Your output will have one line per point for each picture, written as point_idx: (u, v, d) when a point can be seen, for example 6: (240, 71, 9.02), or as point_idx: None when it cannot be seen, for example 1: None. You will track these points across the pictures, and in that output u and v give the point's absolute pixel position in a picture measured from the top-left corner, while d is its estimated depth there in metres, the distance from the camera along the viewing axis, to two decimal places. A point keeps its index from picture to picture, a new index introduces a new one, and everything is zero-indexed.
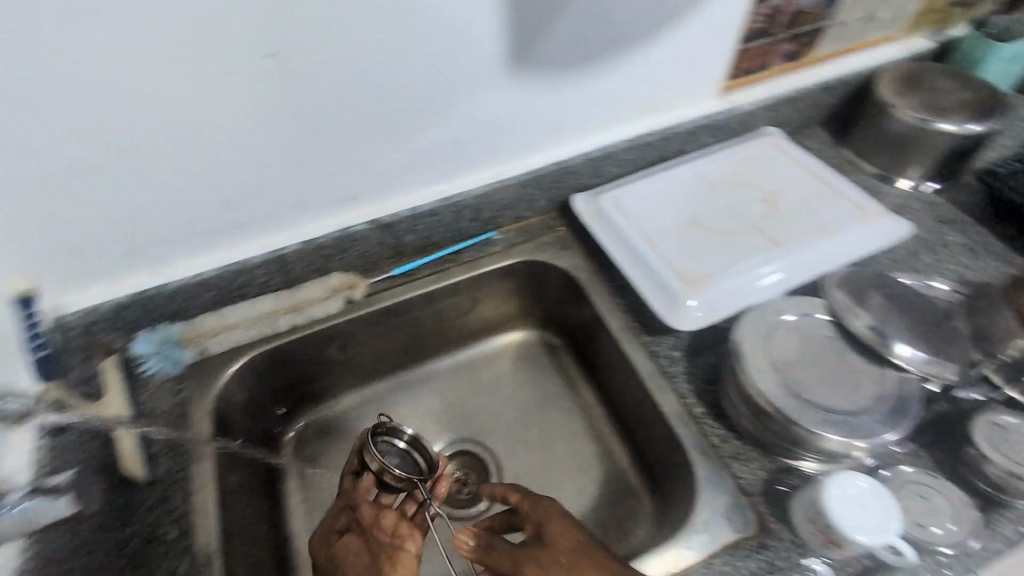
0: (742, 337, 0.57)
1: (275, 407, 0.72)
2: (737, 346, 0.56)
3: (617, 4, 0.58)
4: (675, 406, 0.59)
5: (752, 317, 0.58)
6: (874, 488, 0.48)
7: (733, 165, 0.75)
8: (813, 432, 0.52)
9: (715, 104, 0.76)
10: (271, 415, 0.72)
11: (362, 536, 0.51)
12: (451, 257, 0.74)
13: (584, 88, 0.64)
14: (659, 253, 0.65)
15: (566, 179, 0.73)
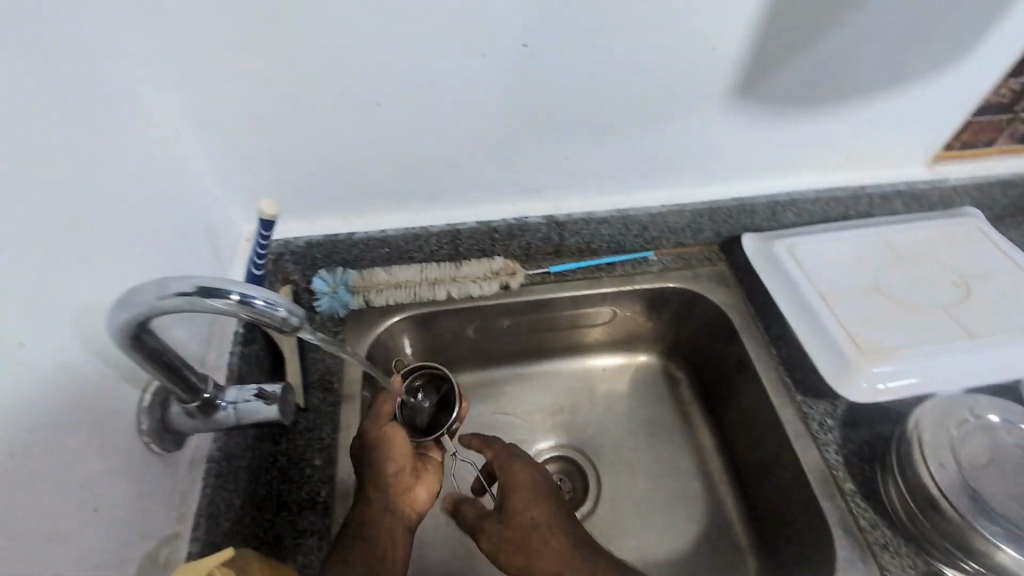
0: (919, 427, 0.54)
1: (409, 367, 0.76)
2: (913, 428, 0.55)
3: (859, 54, 0.56)
4: (823, 476, 0.58)
5: (937, 404, 0.56)
6: None
7: (927, 239, 0.70)
8: (986, 538, 0.49)
9: (918, 170, 0.72)
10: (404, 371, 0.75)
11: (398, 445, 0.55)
12: (605, 267, 0.75)
13: (789, 132, 0.64)
14: (834, 313, 0.63)
15: (740, 216, 0.72)
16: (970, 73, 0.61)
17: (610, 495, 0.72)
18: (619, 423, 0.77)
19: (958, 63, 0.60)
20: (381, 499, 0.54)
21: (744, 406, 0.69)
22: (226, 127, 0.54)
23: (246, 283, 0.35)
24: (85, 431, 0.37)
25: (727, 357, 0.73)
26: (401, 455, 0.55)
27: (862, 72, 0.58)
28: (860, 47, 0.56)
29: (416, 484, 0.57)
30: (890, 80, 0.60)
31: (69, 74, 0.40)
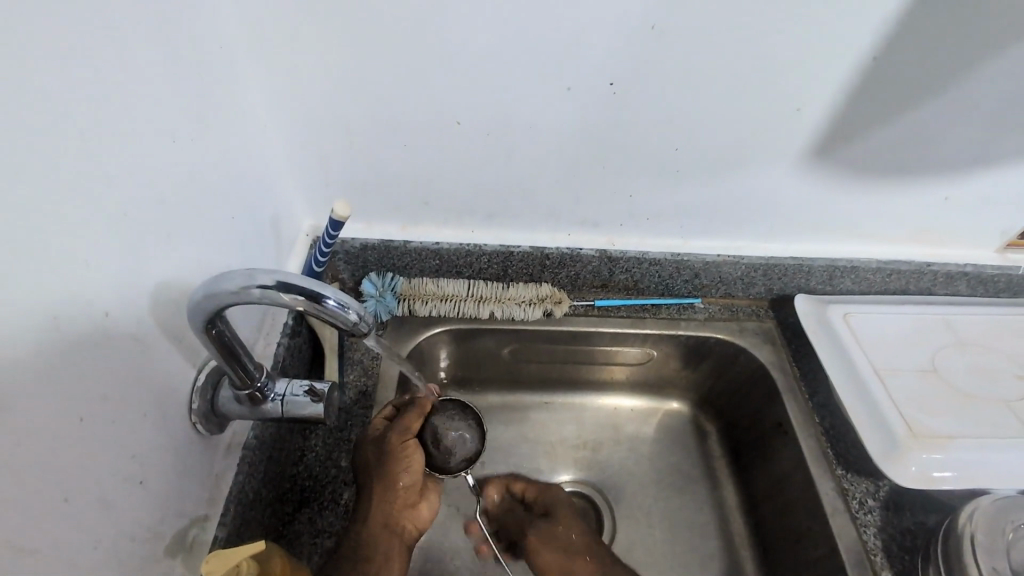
0: (972, 524, 0.52)
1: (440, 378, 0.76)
2: (961, 526, 0.53)
3: (943, 134, 0.56)
4: (858, 557, 0.56)
5: (992, 504, 0.53)
6: None
7: (988, 326, 0.68)
8: None
9: (988, 256, 0.70)
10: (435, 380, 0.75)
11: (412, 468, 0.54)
12: (650, 307, 0.74)
13: (860, 199, 0.63)
14: (883, 389, 0.61)
15: (796, 276, 0.70)
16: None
17: (624, 539, 0.69)
18: (644, 467, 0.75)
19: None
20: (382, 505, 0.52)
21: (778, 470, 0.67)
22: (310, 126, 0.57)
23: (325, 284, 0.36)
24: (144, 404, 0.39)
25: (765, 417, 0.70)
26: (415, 471, 0.54)
27: (944, 150, 0.58)
28: (947, 124, 0.56)
29: (420, 503, 0.55)
30: (972, 160, 0.59)
31: (185, 62, 0.42)
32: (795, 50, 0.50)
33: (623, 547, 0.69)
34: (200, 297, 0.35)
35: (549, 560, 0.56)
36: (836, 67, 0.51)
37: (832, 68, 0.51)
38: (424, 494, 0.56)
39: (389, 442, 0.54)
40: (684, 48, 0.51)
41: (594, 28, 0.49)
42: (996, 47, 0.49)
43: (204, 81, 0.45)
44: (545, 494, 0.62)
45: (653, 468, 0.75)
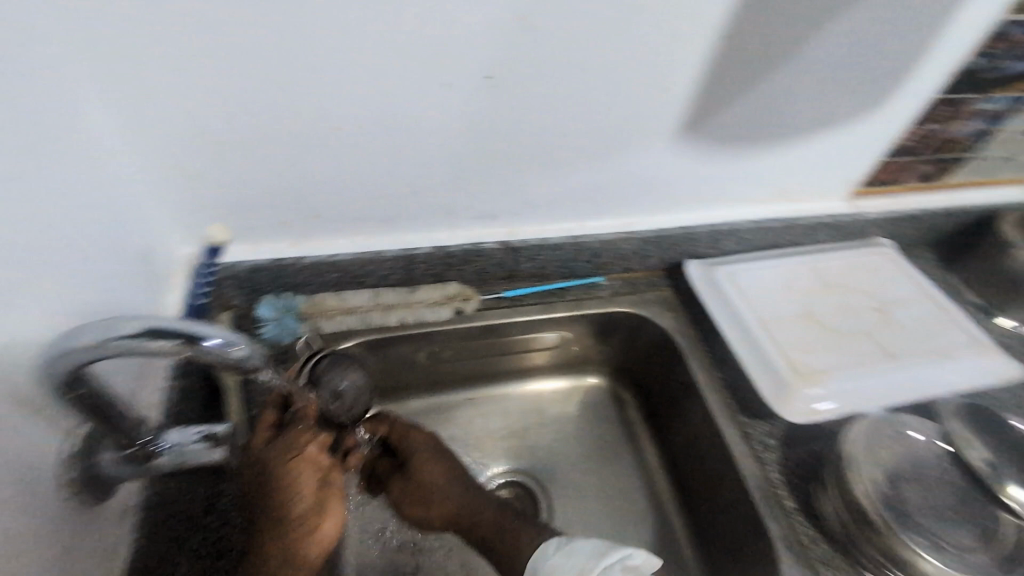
0: (850, 447, 0.59)
1: None
2: (841, 454, 0.59)
3: (798, 98, 0.62)
4: (767, 494, 0.60)
5: (862, 427, 0.60)
6: None
7: (846, 265, 0.77)
8: (903, 546, 0.54)
9: (843, 204, 0.79)
10: None
11: (306, 478, 0.49)
12: (558, 292, 0.76)
13: (729, 167, 0.69)
14: (769, 337, 0.67)
15: (685, 243, 0.76)
16: (882, 121, 0.69)
17: (560, 522, 0.71)
18: (569, 445, 0.78)
19: (872, 113, 0.67)
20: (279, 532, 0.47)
21: (689, 427, 0.72)
22: (173, 143, 0.51)
23: (207, 323, 0.34)
24: (8, 485, 0.33)
25: (673, 379, 0.75)
26: (305, 490, 0.48)
27: (796, 115, 0.64)
28: (792, 93, 0.61)
29: (321, 524, 0.49)
30: (815, 123, 0.66)
31: (9, 79, 0.36)
32: (660, 29, 0.53)
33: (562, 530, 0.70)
34: (52, 356, 0.31)
35: (416, 513, 0.62)
36: (700, 44, 0.55)
37: (695, 44, 0.55)
38: (322, 513, 0.49)
39: (270, 460, 0.48)
40: (561, 31, 0.51)
41: (473, 21, 0.49)
42: (827, 19, 0.56)
43: (34, 100, 0.39)
44: (401, 438, 0.64)
45: (579, 448, 0.78)
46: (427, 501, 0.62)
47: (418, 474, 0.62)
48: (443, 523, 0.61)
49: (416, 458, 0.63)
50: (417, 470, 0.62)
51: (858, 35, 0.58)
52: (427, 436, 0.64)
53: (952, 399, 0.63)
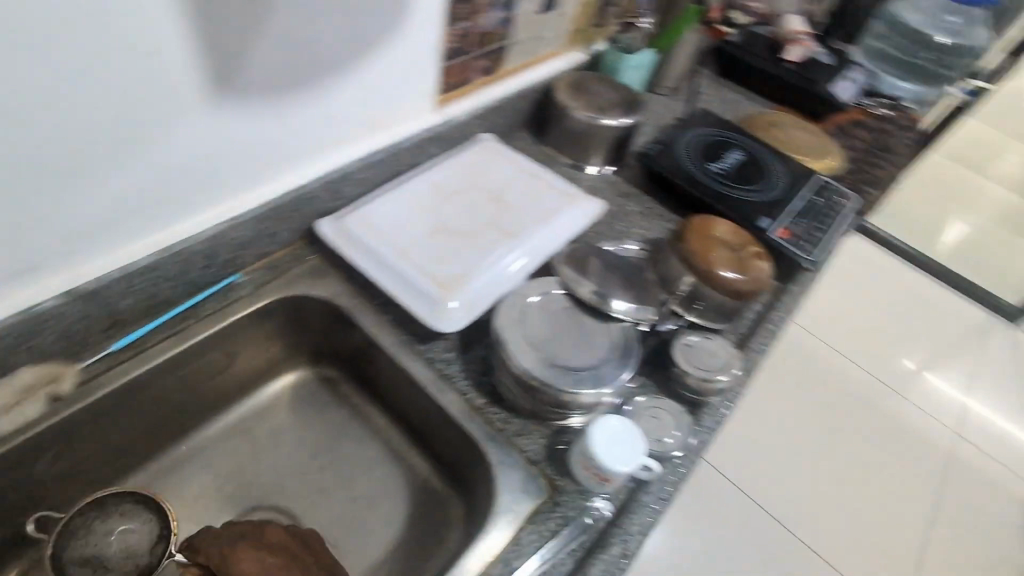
0: (501, 330, 0.64)
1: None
2: (498, 337, 0.63)
3: (319, 25, 0.58)
4: (461, 407, 0.64)
5: (505, 305, 0.66)
6: (625, 423, 0.58)
7: (456, 170, 0.85)
8: (569, 394, 0.60)
9: (433, 115, 0.84)
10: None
11: None
12: (189, 314, 0.66)
13: (296, 119, 0.65)
14: (409, 264, 0.71)
15: (304, 206, 0.72)
16: (418, 34, 0.71)
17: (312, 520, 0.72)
18: (288, 449, 0.77)
19: (403, 31, 0.69)
20: None
21: (387, 376, 0.74)
22: None
23: None
24: None
25: (355, 340, 0.74)
26: None
27: (330, 44, 0.61)
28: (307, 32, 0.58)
29: None
30: (354, 52, 0.65)
31: None
32: None
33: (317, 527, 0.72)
34: None
35: None
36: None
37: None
38: None
39: None
40: None
41: None
42: None
43: None
44: (226, 557, 0.55)
45: (305, 441, 0.79)
46: None
47: None
48: None
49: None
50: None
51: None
52: (247, 551, 0.56)
53: (560, 246, 0.78)
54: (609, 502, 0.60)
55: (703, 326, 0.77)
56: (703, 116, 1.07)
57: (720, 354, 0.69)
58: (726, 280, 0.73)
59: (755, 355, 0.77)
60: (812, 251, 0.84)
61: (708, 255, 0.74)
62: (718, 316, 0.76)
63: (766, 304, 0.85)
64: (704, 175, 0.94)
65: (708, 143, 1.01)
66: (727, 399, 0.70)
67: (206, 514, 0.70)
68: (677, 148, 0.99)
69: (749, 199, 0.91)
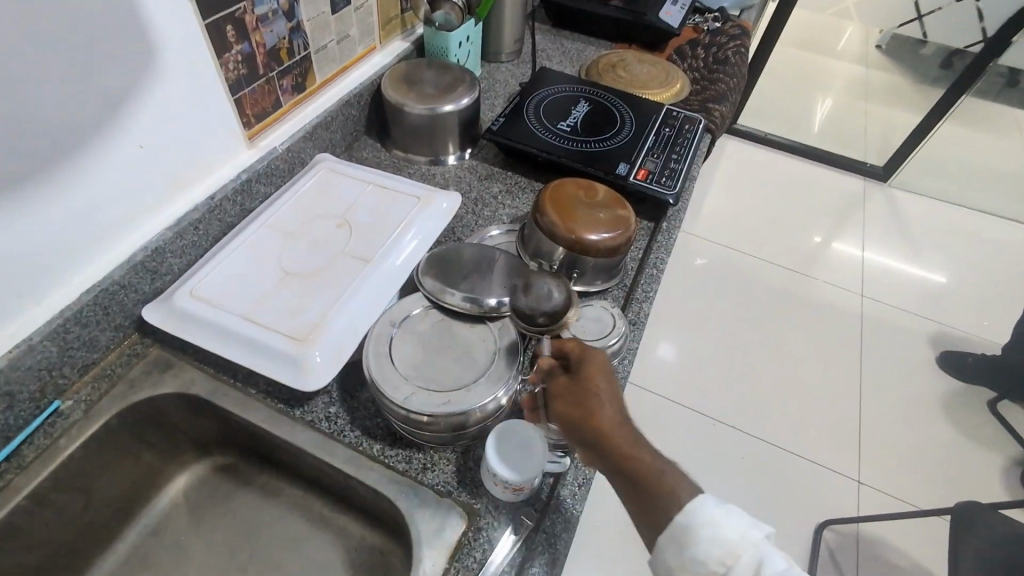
0: (371, 369, 0.59)
1: None
2: (369, 380, 0.58)
3: (37, 100, 0.50)
4: (355, 460, 0.60)
5: (370, 341, 0.61)
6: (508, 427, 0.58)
7: (294, 205, 0.77)
8: (461, 413, 0.56)
9: (248, 154, 0.76)
10: None
11: None
12: (9, 464, 0.57)
13: (52, 213, 0.55)
14: (259, 325, 0.63)
15: (117, 300, 0.63)
16: (178, 76, 0.62)
17: None
18: (196, 564, 0.67)
19: (152, 75, 0.59)
20: None
21: (278, 450, 0.67)
22: None
23: None
24: None
25: (231, 424, 0.66)
26: None
27: (66, 117, 0.53)
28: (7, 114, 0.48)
29: None
30: (95, 119, 0.55)
31: None
32: None
33: None
34: None
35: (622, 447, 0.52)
36: None
37: None
38: None
39: None
40: None
41: None
42: None
43: None
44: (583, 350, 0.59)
45: (212, 547, 0.68)
46: (599, 417, 0.53)
47: (596, 391, 0.55)
48: (646, 463, 0.51)
49: (592, 370, 0.56)
50: (594, 381, 0.56)
51: (1, 26, 0.45)
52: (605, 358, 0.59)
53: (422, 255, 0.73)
54: (531, 507, 0.58)
55: (587, 291, 0.76)
56: (544, 76, 1.04)
57: (604, 318, 0.68)
58: (595, 243, 0.71)
59: (644, 306, 0.77)
60: (673, 183, 0.84)
61: (571, 223, 0.72)
62: (598, 276, 0.75)
63: (645, 245, 0.84)
64: (554, 135, 0.91)
65: (554, 101, 0.98)
66: (624, 359, 0.70)
67: None
68: (524, 114, 0.95)
69: (604, 149, 0.89)
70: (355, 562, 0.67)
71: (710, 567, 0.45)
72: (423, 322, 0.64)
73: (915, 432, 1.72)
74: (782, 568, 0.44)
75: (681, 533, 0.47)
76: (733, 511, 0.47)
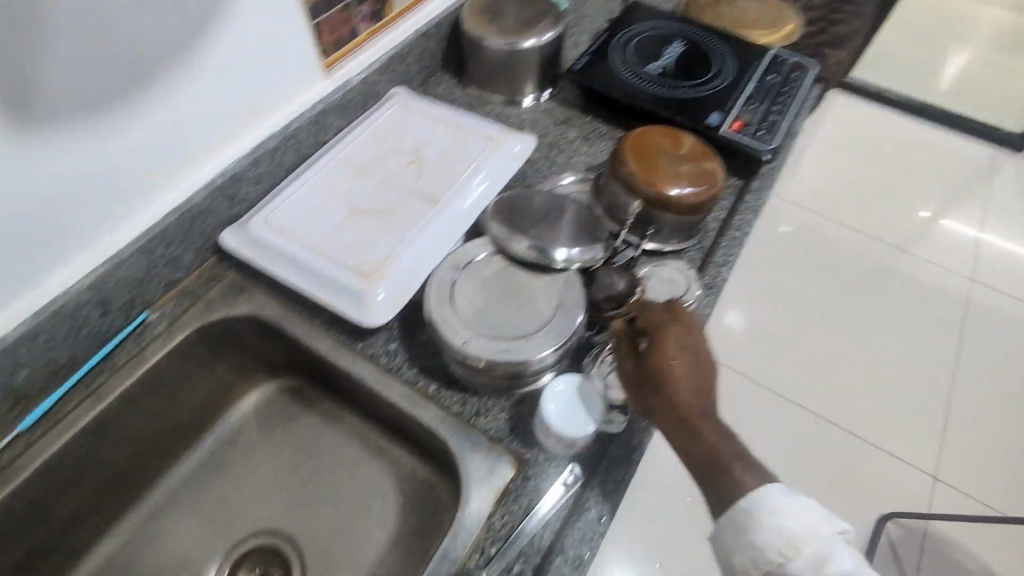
0: (431, 310, 0.58)
1: None
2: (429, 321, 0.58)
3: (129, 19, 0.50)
4: (410, 397, 0.61)
5: (432, 282, 0.60)
6: (568, 380, 0.56)
7: (367, 139, 0.76)
8: (518, 363, 0.55)
9: (325, 84, 0.75)
10: None
11: None
12: (103, 366, 0.62)
13: (140, 135, 0.57)
14: (327, 258, 0.64)
15: (198, 223, 0.65)
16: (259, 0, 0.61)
17: (300, 539, 0.69)
18: (263, 475, 0.72)
19: None
20: None
21: (339, 380, 0.69)
22: None
23: None
24: None
25: (297, 350, 0.69)
26: None
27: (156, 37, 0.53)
28: (89, 37, 0.48)
29: None
30: (182, 41, 0.56)
31: None
32: None
33: (308, 545, 0.69)
34: None
35: (690, 431, 0.50)
36: None
37: None
38: None
39: None
40: None
41: None
42: None
43: None
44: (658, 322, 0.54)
45: (277, 461, 0.73)
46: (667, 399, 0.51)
47: (664, 371, 0.51)
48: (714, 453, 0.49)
49: (662, 349, 0.52)
50: (664, 360, 0.52)
51: None
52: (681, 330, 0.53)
53: (491, 199, 0.71)
54: (580, 463, 0.57)
55: (661, 249, 0.72)
56: (636, 11, 0.94)
57: (678, 280, 0.64)
58: (676, 198, 0.66)
59: (724, 270, 0.71)
60: (771, 139, 0.76)
61: (651, 175, 0.67)
62: (675, 234, 0.70)
63: (730, 204, 0.77)
64: (642, 78, 0.84)
65: (646, 39, 0.90)
66: (695, 323, 0.66)
67: (195, 558, 0.68)
68: (611, 53, 0.87)
69: (696, 96, 0.81)
70: (405, 494, 0.69)
71: (769, 557, 0.44)
72: (487, 268, 0.62)
73: (1014, 437, 1.55)
74: (850, 566, 0.42)
75: (745, 518, 0.45)
76: (805, 505, 0.45)
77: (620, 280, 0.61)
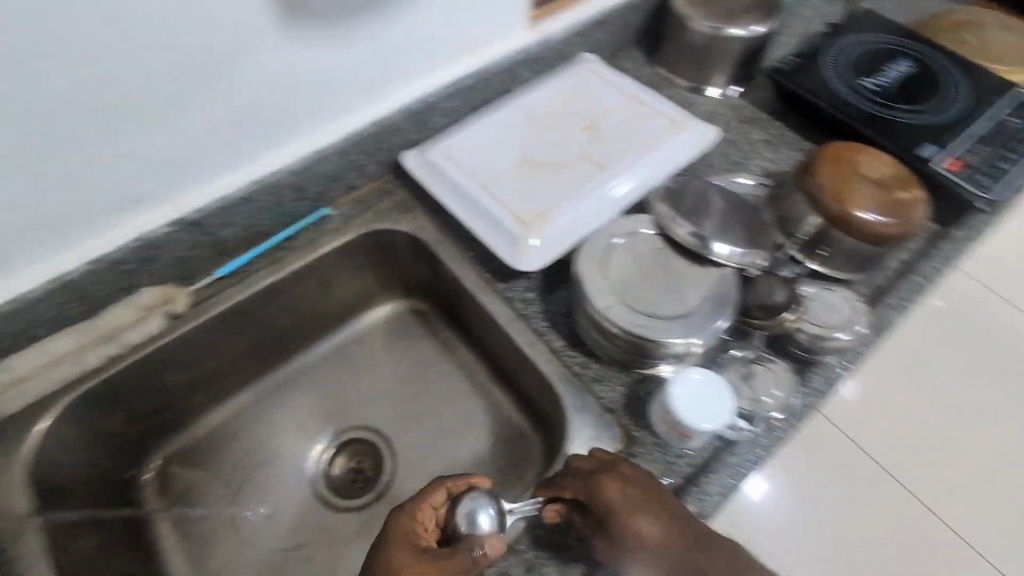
0: (580, 269, 0.59)
1: (127, 445, 0.67)
2: (575, 279, 0.59)
3: None
4: (537, 347, 0.63)
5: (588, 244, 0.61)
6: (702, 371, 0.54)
7: (553, 96, 0.78)
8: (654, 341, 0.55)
9: (527, 35, 0.77)
10: (132, 446, 0.68)
11: None
12: (284, 243, 0.70)
13: (370, 49, 0.63)
14: (492, 197, 0.67)
15: (389, 138, 0.71)
16: None
17: (398, 446, 0.75)
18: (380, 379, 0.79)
19: None
20: None
21: (469, 314, 0.73)
22: None
23: None
24: None
25: (440, 276, 0.74)
26: None
27: None
28: None
29: None
30: None
31: None
32: None
33: (404, 453, 0.74)
34: None
35: None
36: None
37: None
38: None
39: None
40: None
41: None
42: None
43: None
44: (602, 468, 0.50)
45: (395, 371, 0.79)
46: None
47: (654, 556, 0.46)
48: None
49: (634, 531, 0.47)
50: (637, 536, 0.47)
51: None
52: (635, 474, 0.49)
53: (659, 180, 0.70)
54: (687, 460, 0.56)
55: (827, 275, 0.67)
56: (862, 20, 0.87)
57: (840, 308, 0.60)
58: (866, 223, 0.61)
59: (892, 314, 0.65)
60: (992, 187, 0.67)
61: (844, 193, 0.62)
62: (846, 263, 0.65)
63: (917, 248, 0.70)
64: (854, 92, 0.77)
65: (865, 51, 0.82)
66: (846, 359, 0.61)
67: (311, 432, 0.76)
68: (824, 60, 0.81)
69: (911, 123, 0.73)
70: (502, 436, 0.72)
71: None
72: (642, 244, 0.62)
73: None
74: None
75: None
76: None
77: (782, 292, 0.59)
